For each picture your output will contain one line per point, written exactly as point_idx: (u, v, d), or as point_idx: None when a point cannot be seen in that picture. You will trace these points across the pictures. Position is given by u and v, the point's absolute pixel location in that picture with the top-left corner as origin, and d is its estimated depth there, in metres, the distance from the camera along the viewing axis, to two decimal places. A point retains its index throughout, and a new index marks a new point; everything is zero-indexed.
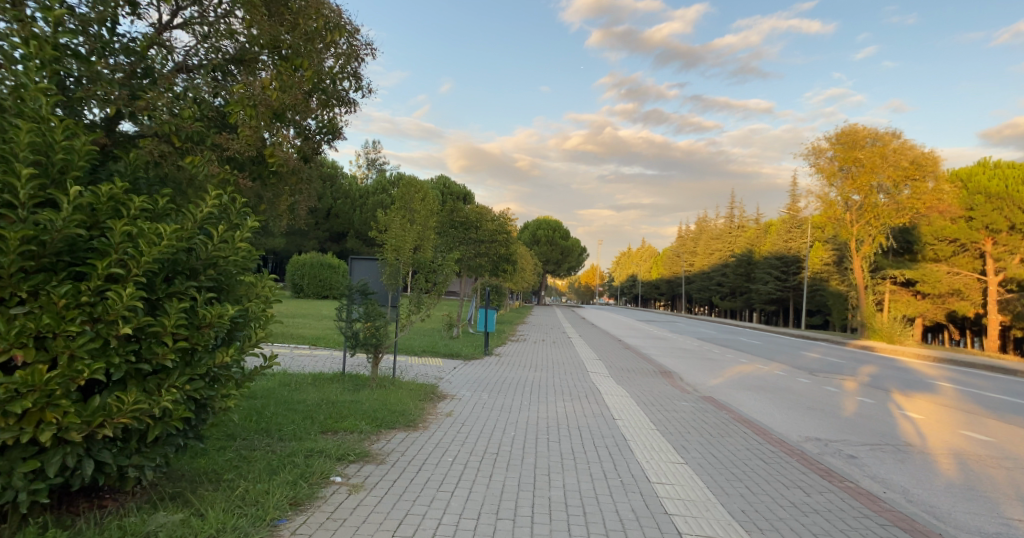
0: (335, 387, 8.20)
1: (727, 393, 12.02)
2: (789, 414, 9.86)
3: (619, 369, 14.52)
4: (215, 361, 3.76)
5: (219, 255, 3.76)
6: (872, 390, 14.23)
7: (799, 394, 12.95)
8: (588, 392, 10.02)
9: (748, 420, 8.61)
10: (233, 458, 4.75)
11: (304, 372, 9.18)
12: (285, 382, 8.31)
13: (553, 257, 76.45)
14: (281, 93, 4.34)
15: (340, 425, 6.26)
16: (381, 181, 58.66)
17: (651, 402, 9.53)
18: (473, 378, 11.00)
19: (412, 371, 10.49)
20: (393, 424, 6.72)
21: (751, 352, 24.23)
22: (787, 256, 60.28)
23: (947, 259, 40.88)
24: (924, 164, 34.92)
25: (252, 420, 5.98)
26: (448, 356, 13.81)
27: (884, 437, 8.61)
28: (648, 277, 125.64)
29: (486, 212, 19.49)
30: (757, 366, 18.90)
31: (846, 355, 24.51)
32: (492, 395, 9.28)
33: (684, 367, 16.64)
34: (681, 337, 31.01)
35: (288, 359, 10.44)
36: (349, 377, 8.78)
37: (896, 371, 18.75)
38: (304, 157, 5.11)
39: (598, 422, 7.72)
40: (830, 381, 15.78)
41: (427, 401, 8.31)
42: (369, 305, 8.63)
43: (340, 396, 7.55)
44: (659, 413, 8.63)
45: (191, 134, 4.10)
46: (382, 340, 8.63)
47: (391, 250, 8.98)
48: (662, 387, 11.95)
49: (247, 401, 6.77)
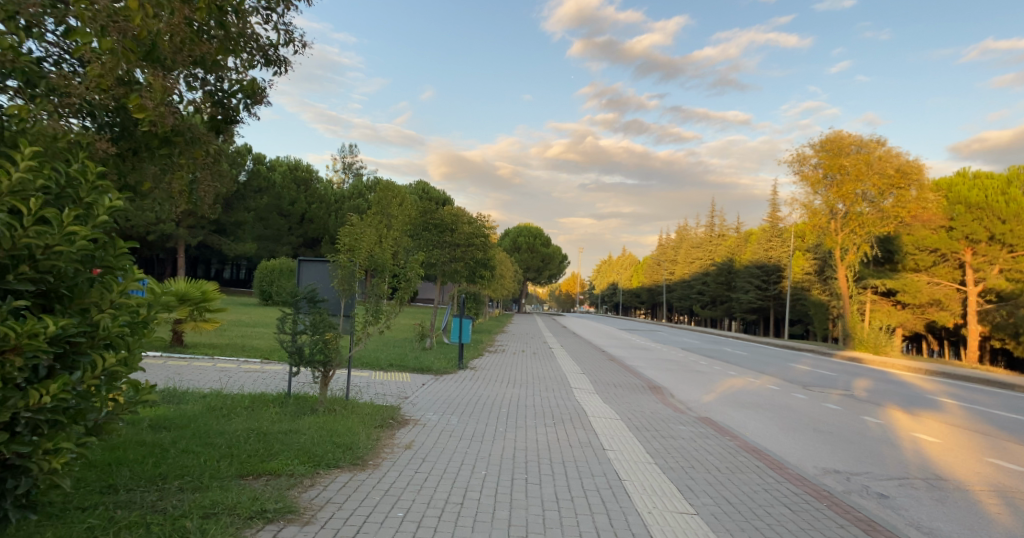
0: (273, 413, 6.89)
1: (723, 412, 10.97)
2: (796, 439, 8.76)
3: (605, 385, 13.32)
4: (28, 403, 2.56)
5: (35, 241, 2.55)
6: (874, 407, 13.22)
7: (800, 412, 11.89)
8: (572, 415, 8.84)
9: (756, 448, 7.52)
10: (94, 527, 3.48)
11: (242, 392, 7.88)
12: (213, 408, 6.96)
13: (533, 264, 75.35)
14: (152, 19, 3.19)
15: (266, 466, 5.00)
16: (356, 186, 57.19)
17: (644, 425, 8.43)
18: (441, 397, 9.70)
19: (369, 391, 9.16)
20: (334, 461, 5.46)
21: (737, 364, 23.22)
22: (767, 265, 59.85)
23: (927, 269, 40.61)
24: (908, 172, 34.56)
25: (148, 462, 4.71)
26: (417, 372, 12.46)
27: (909, 466, 7.55)
28: (627, 286, 125.26)
29: (464, 214, 18.23)
30: (747, 379, 17.89)
31: (836, 367, 23.60)
32: (463, 420, 8.06)
33: (673, 382, 15.52)
34: (665, 347, 30.04)
35: (228, 378, 9.01)
36: (293, 400, 7.49)
37: (892, 385, 17.84)
38: (207, 121, 4.11)
39: (585, 454, 6.56)
40: (827, 397, 14.76)
41: (384, 427, 7.08)
42: (318, 315, 7.35)
43: (276, 427, 6.26)
44: (655, 441, 7.47)
45: (13, 69, 2.90)
46: (332, 357, 7.43)
47: (344, 251, 7.63)
48: (652, 405, 10.86)
49: (153, 434, 5.50)
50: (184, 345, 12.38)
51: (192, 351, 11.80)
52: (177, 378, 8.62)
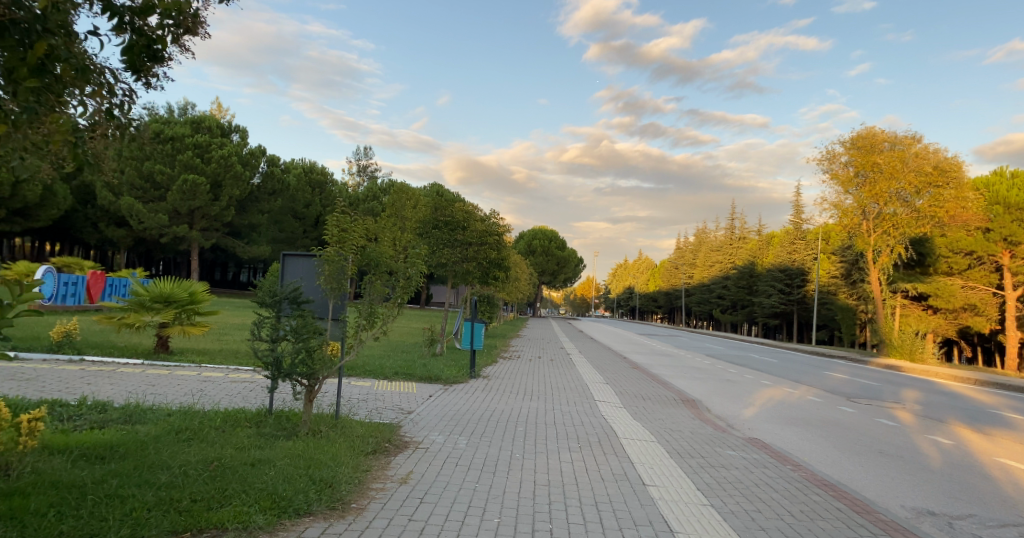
0: (244, 437, 5.74)
1: (770, 432, 9.58)
2: (867, 467, 7.37)
3: (632, 397, 12.01)
4: None
5: None
6: (937, 424, 11.73)
7: (855, 430, 10.48)
8: (601, 435, 7.58)
9: (826, 482, 6.18)
10: None
11: (216, 409, 6.73)
12: (174, 430, 5.80)
13: (549, 268, 73.93)
14: None
15: (213, 517, 3.83)
16: (369, 187, 56.33)
17: (687, 450, 7.14)
18: (447, 412, 8.45)
19: (365, 406, 7.97)
20: (305, 506, 4.26)
21: (769, 372, 21.71)
22: (791, 268, 57.73)
23: (962, 272, 38.85)
24: (947, 170, 32.70)
25: (48, 517, 3.52)
26: (424, 382, 11.24)
27: (1017, 507, 6.13)
28: (645, 290, 123.19)
29: (476, 211, 17.05)
30: (785, 390, 16.46)
31: (876, 376, 22.03)
32: (473, 442, 6.82)
33: (706, 394, 14.15)
34: (688, 353, 28.62)
35: (204, 391, 7.82)
36: (272, 419, 6.34)
37: (945, 397, 16.26)
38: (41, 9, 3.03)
39: (621, 495, 5.30)
40: (878, 411, 13.28)
41: (376, 454, 5.90)
42: (303, 318, 6.16)
43: (246, 455, 5.15)
44: (703, 473, 6.21)
45: None
46: (317, 369, 6.26)
47: (332, 244, 6.40)
48: (689, 422, 9.55)
49: (77, 468, 4.34)
50: (170, 352, 11.06)
51: (177, 358, 10.68)
52: (143, 392, 7.47)
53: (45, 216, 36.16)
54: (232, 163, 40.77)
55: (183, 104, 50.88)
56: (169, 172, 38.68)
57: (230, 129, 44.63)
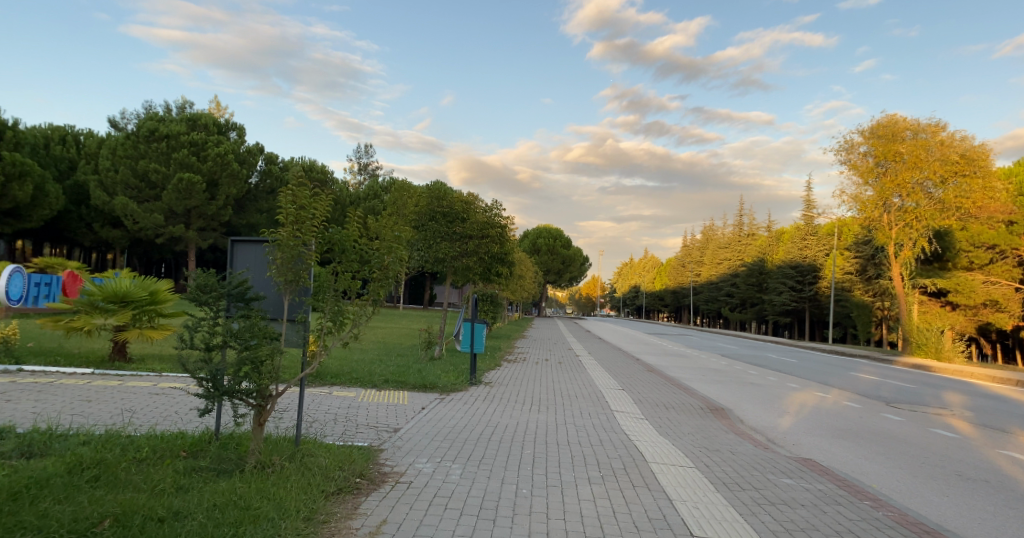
0: (168, 475, 4.38)
1: (819, 448, 8.16)
2: (955, 499, 5.95)
3: (653, 406, 10.60)
4: None
5: None
6: (1002, 436, 10.26)
7: (915, 444, 9.05)
8: (626, 462, 6.14)
9: (922, 526, 4.79)
10: None
11: (140, 436, 5.32)
12: (78, 467, 4.40)
13: (553, 267, 72.66)
14: None
15: None
16: (370, 186, 54.95)
17: (735, 480, 5.74)
18: (439, 430, 7.06)
19: (336, 427, 6.57)
20: None
21: (793, 374, 20.16)
22: (802, 264, 56.06)
23: (983, 267, 37.30)
24: (974, 158, 31.08)
25: None
26: (416, 391, 9.86)
27: None
28: (651, 289, 121.22)
29: (475, 201, 15.69)
30: (815, 394, 15.04)
31: (906, 377, 20.52)
32: (468, 475, 5.41)
33: (733, 400, 12.73)
34: (701, 353, 27.11)
35: (137, 410, 6.42)
36: (212, 448, 5.00)
37: (993, 403, 14.72)
38: None
39: None
40: (929, 419, 11.79)
41: (338, 497, 4.52)
42: (250, 319, 4.82)
43: (158, 504, 3.78)
44: (763, 515, 4.80)
45: None
46: (266, 383, 4.86)
47: (287, 225, 5.04)
48: (726, 438, 8.14)
49: None
50: (129, 359, 9.80)
51: (135, 367, 9.38)
52: (64, 411, 6.09)
53: (37, 217, 34.91)
54: (229, 161, 39.64)
55: (181, 103, 49.87)
56: (164, 171, 37.57)
57: (227, 127, 43.56)
